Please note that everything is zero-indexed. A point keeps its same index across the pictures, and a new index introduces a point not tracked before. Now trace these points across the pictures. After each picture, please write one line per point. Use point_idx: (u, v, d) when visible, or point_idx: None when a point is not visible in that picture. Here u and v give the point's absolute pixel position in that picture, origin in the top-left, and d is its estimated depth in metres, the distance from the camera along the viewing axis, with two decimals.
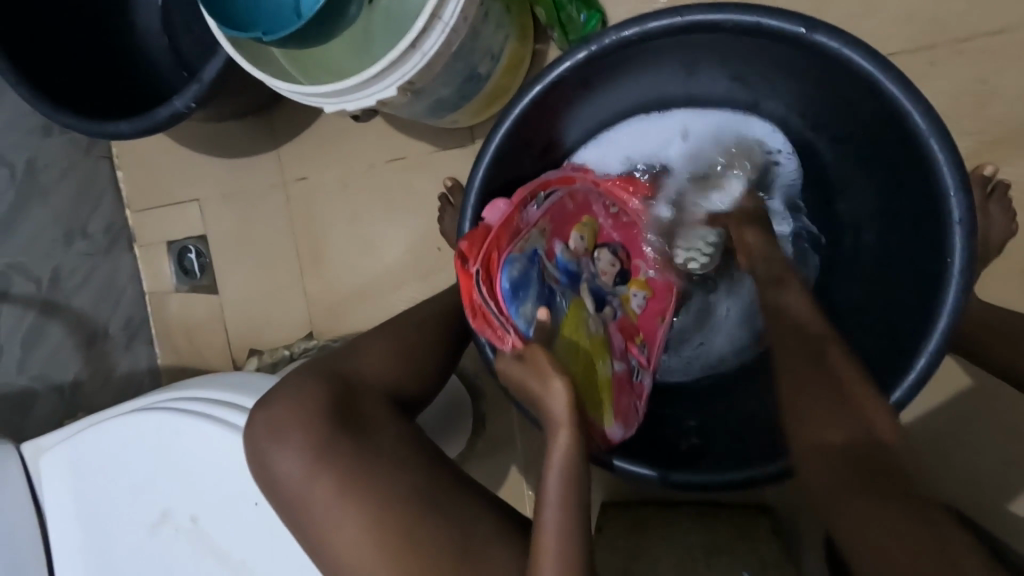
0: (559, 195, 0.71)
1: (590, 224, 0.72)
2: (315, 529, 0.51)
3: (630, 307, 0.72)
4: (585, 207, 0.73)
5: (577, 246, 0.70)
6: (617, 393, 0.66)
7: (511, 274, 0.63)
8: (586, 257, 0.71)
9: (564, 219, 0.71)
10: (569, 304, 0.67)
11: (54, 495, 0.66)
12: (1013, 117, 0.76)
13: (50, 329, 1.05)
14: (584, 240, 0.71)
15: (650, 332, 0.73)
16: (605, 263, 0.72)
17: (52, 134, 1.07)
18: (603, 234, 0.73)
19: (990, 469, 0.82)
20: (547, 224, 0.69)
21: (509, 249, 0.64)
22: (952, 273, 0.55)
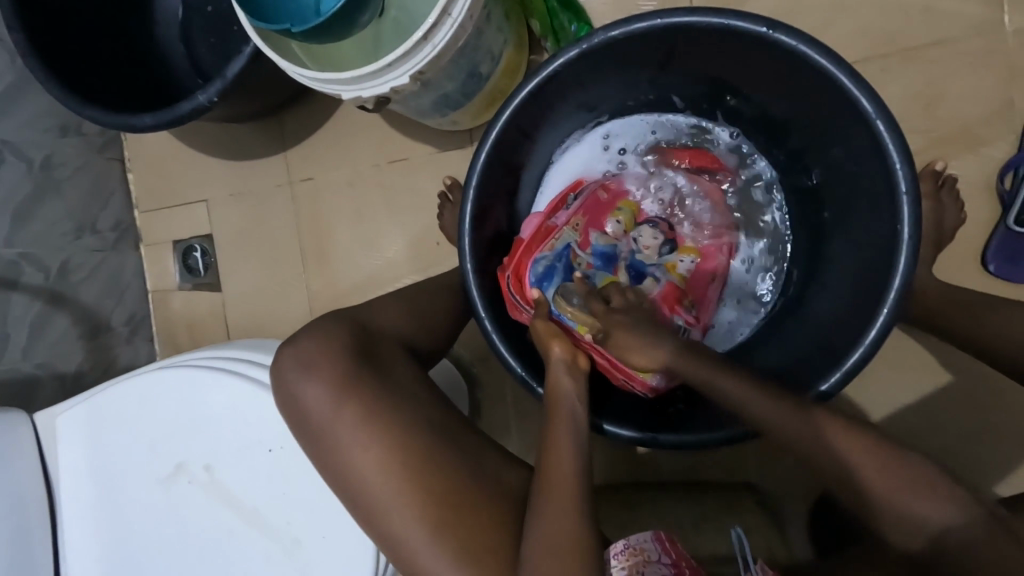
0: (590, 190, 0.82)
1: (626, 209, 0.83)
2: (334, 460, 0.55)
3: (679, 272, 0.80)
4: (619, 195, 0.84)
5: (614, 230, 0.81)
6: None
7: (537, 270, 0.75)
8: (626, 237, 0.81)
9: (598, 208, 0.81)
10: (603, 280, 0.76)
11: (69, 454, 0.70)
12: (957, 119, 0.86)
13: (56, 320, 1.07)
14: (621, 224, 0.81)
15: (700, 296, 0.80)
16: (647, 238, 0.81)
17: (68, 134, 1.12)
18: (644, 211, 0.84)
19: (956, 444, 0.88)
20: (581, 218, 0.80)
21: (539, 251, 0.77)
22: (904, 240, 0.63)
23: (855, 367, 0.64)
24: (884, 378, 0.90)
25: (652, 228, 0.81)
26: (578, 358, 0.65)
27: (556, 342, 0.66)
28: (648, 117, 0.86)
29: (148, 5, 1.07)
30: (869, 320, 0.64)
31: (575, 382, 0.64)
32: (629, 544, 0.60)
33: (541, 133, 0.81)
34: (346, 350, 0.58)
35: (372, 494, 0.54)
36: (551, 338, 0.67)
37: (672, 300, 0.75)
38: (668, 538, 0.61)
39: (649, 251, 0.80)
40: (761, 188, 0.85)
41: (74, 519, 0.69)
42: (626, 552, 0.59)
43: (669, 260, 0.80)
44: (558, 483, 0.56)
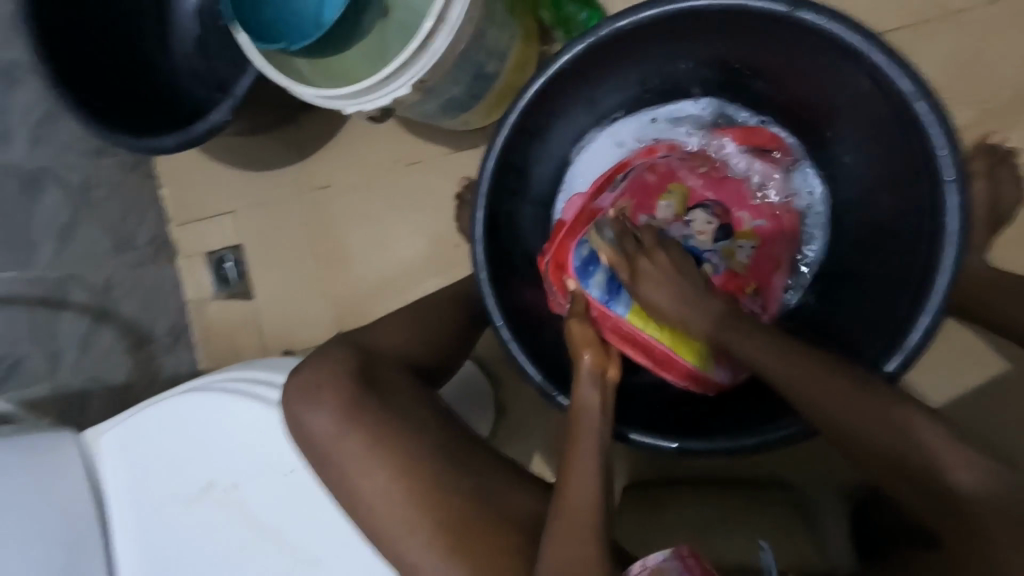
0: (638, 171, 0.76)
1: (676, 191, 0.76)
2: (346, 482, 0.56)
3: (737, 259, 0.73)
4: (669, 176, 0.76)
5: (665, 214, 0.74)
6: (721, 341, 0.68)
7: (581, 253, 0.70)
8: (677, 221, 0.74)
9: (646, 192, 0.75)
10: None
11: (111, 469, 0.73)
12: (1015, 86, 0.77)
13: (103, 334, 1.14)
14: (671, 207, 0.75)
15: (764, 281, 0.73)
16: (700, 223, 0.74)
17: (102, 156, 1.16)
18: (696, 194, 0.76)
19: (1019, 441, 0.81)
20: (627, 201, 0.74)
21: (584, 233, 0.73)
22: (949, 232, 0.57)
23: (909, 359, 0.58)
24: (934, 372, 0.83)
25: (706, 211, 0.75)
26: (607, 370, 0.62)
27: (587, 350, 0.63)
28: (653, 109, 0.79)
29: (165, 25, 1.09)
30: (911, 320, 0.59)
31: (603, 397, 0.61)
32: (647, 564, 0.61)
33: (552, 132, 0.77)
34: (350, 376, 0.59)
35: (381, 517, 0.55)
36: (582, 345, 0.64)
37: (735, 288, 0.71)
38: (690, 554, 0.61)
39: (703, 236, 0.73)
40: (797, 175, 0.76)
41: (118, 531, 0.73)
42: (643, 573, 0.60)
43: (725, 245, 0.73)
44: (574, 503, 0.55)
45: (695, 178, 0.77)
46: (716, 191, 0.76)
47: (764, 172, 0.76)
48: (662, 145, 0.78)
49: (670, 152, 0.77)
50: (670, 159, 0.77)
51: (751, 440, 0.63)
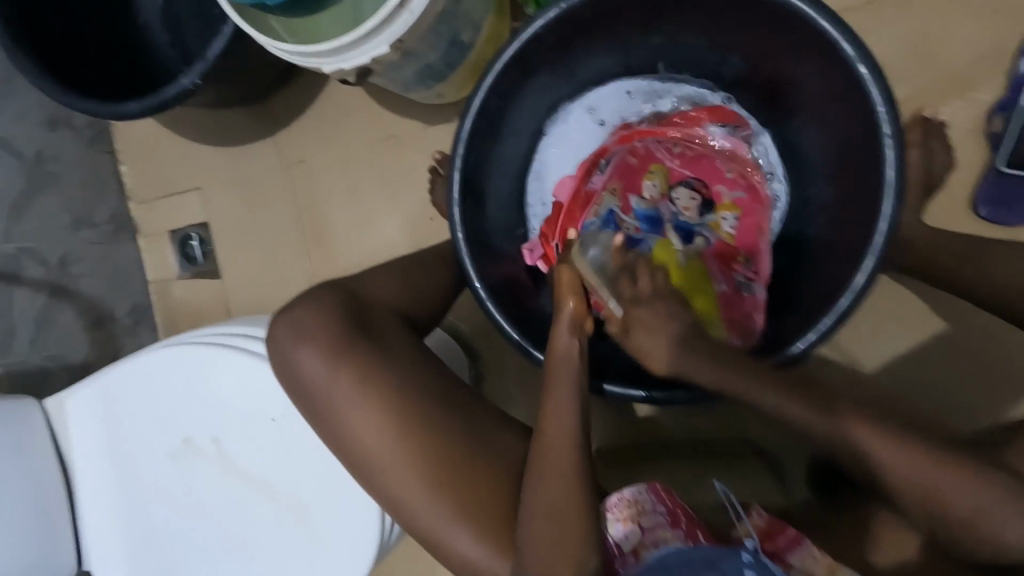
0: (619, 155, 0.83)
1: (659, 172, 0.82)
2: (334, 420, 0.58)
3: (723, 231, 0.79)
4: (649, 159, 0.82)
5: (651, 194, 0.80)
6: (725, 309, 0.74)
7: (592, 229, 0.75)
8: (664, 200, 0.80)
9: (631, 173, 0.82)
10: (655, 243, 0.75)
11: (80, 435, 0.71)
12: (944, 64, 0.85)
13: (60, 313, 1.09)
14: (656, 187, 0.81)
15: (751, 247, 0.79)
16: (685, 200, 0.80)
17: (58, 128, 1.11)
18: (677, 173, 0.82)
19: (954, 390, 0.88)
20: (617, 183, 0.81)
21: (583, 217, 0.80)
22: (889, 182, 0.62)
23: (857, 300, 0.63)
24: (881, 329, 0.90)
25: (688, 187, 0.81)
26: (586, 320, 0.62)
27: (571, 298, 0.62)
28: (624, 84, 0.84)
29: None
30: (858, 267, 0.64)
31: (576, 343, 0.61)
32: (624, 497, 0.64)
33: (528, 100, 0.80)
34: (338, 316, 0.60)
35: (368, 453, 0.57)
36: (566, 291, 0.63)
37: (727, 258, 0.78)
38: (664, 488, 0.65)
39: (688, 211, 0.80)
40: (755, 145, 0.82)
41: (89, 495, 0.72)
42: (621, 505, 0.63)
43: (711, 219, 0.80)
44: (559, 438, 0.57)
45: (672, 159, 0.82)
46: (694, 169, 0.82)
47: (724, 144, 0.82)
48: (636, 130, 0.83)
49: (647, 134, 0.83)
50: (648, 142, 0.83)
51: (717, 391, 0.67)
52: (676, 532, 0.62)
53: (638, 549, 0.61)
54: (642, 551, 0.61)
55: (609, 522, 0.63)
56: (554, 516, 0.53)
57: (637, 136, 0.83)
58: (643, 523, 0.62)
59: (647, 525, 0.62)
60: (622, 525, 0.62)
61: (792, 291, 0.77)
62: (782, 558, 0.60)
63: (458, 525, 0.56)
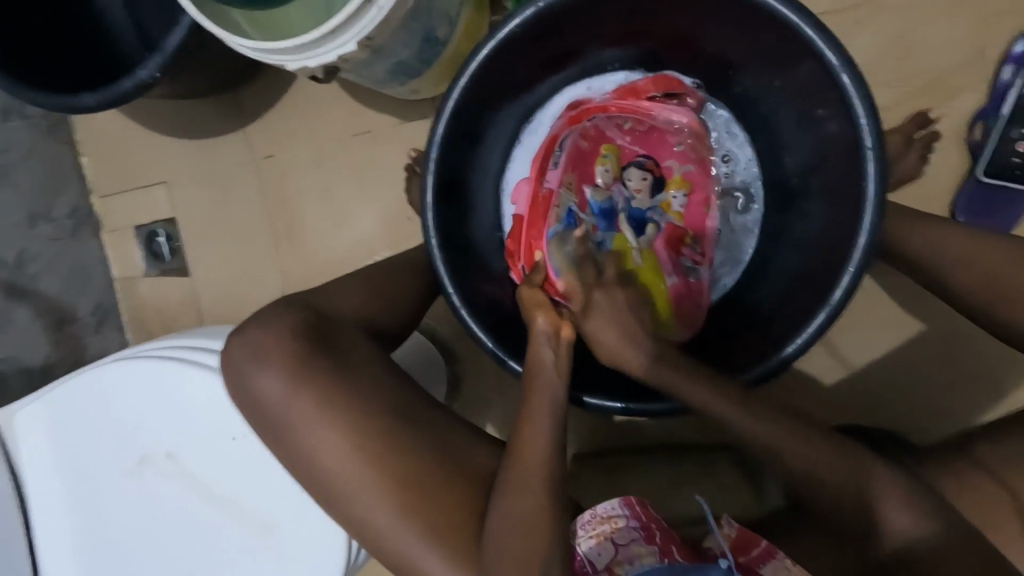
0: (573, 140, 0.79)
1: (611, 153, 0.81)
2: (291, 440, 0.56)
3: (672, 210, 0.80)
4: (601, 139, 0.81)
5: (605, 180, 0.80)
6: (676, 300, 0.76)
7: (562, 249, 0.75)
8: (617, 185, 0.80)
9: (583, 159, 0.80)
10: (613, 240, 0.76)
11: (32, 450, 0.68)
12: (925, 71, 0.85)
13: (16, 314, 1.02)
14: (609, 172, 0.80)
15: (698, 225, 0.80)
16: (636, 181, 0.80)
17: (11, 118, 1.04)
18: (627, 152, 0.81)
19: (928, 394, 0.89)
20: (572, 175, 0.79)
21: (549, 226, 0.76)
22: (868, 196, 0.61)
23: (834, 316, 0.63)
24: (859, 334, 0.90)
25: (640, 168, 0.81)
26: (561, 328, 0.61)
27: (539, 313, 0.62)
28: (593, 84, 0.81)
29: None
30: (836, 279, 0.64)
31: (554, 354, 0.60)
32: (597, 513, 0.63)
33: (506, 102, 0.77)
34: (295, 334, 0.58)
35: (332, 474, 0.55)
36: (535, 307, 0.62)
37: (675, 241, 0.78)
38: (639, 501, 0.64)
39: (641, 194, 0.81)
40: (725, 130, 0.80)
41: (44, 512, 0.69)
42: (593, 522, 0.62)
43: (661, 199, 0.80)
44: (538, 461, 0.55)
45: (622, 136, 0.82)
46: (644, 145, 0.81)
47: (677, 118, 0.79)
48: (586, 108, 0.79)
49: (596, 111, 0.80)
50: (598, 119, 0.80)
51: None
52: (651, 548, 0.60)
53: (612, 568, 0.60)
54: (616, 568, 0.60)
55: (581, 538, 0.62)
56: (529, 535, 0.51)
57: (587, 114, 0.79)
58: (617, 539, 0.61)
59: (620, 541, 0.61)
60: (594, 542, 0.61)
61: (768, 298, 0.76)
62: (754, 570, 0.58)
63: (427, 547, 0.53)
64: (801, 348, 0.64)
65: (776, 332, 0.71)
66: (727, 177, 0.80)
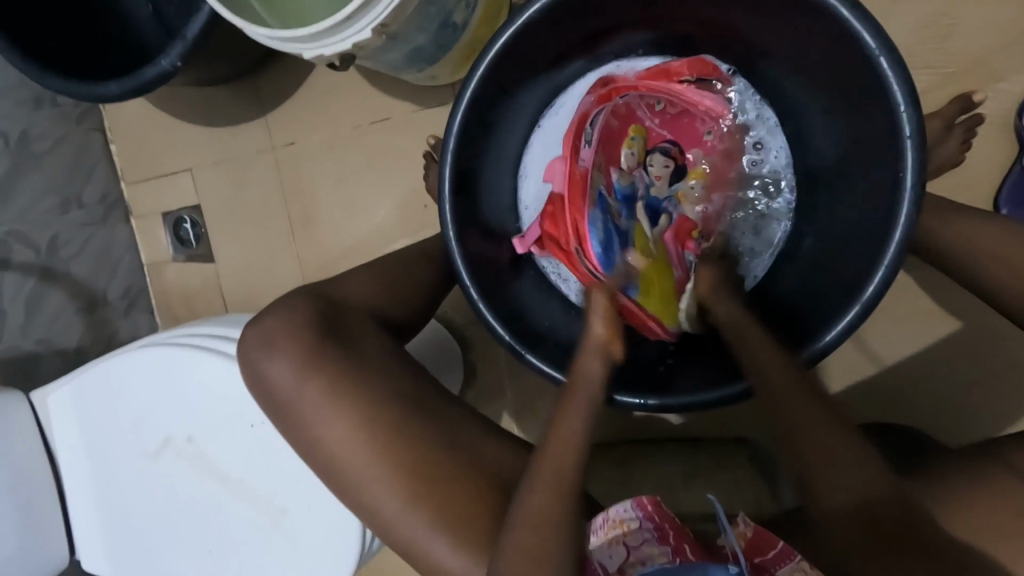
0: (603, 118, 0.74)
1: (638, 135, 0.77)
2: (305, 429, 0.57)
3: (687, 203, 0.78)
4: (630, 118, 0.77)
5: (629, 162, 0.77)
6: (681, 297, 0.75)
7: (598, 237, 0.72)
8: (639, 169, 0.77)
9: (612, 140, 0.76)
10: (634, 229, 0.75)
11: (65, 430, 0.72)
12: (971, 53, 0.80)
13: (51, 298, 1.06)
14: (635, 155, 0.77)
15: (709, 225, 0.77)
16: (658, 167, 0.78)
17: (43, 107, 1.07)
18: (654, 135, 0.79)
19: (961, 393, 0.86)
20: (601, 154, 0.74)
21: (587, 210, 0.72)
22: (905, 187, 0.58)
23: (865, 314, 0.60)
24: (888, 329, 0.87)
25: (664, 154, 0.78)
26: (613, 344, 0.61)
27: (602, 324, 0.62)
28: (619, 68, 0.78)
29: None
30: (867, 275, 0.61)
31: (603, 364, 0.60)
32: (610, 517, 0.63)
33: (525, 89, 0.76)
34: (309, 325, 0.59)
35: (341, 461, 0.56)
36: (598, 317, 0.62)
37: (683, 236, 0.76)
38: (651, 501, 0.63)
39: (659, 181, 0.78)
40: (755, 120, 0.77)
41: (76, 489, 0.72)
42: (606, 526, 0.62)
43: (678, 189, 0.78)
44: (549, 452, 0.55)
45: (652, 117, 0.78)
46: (672, 131, 0.79)
47: (710, 106, 0.75)
48: (617, 86, 0.74)
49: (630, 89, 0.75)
50: (630, 97, 0.76)
51: (706, 396, 0.64)
52: (664, 548, 0.60)
53: (624, 568, 0.59)
54: (629, 569, 0.59)
55: (595, 542, 0.62)
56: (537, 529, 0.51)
57: (617, 93, 0.74)
58: (629, 542, 0.61)
59: (633, 543, 0.61)
60: (607, 545, 0.61)
61: (794, 293, 0.73)
62: (771, 571, 0.57)
63: (437, 537, 0.54)
64: (830, 345, 0.62)
65: (802, 329, 0.68)
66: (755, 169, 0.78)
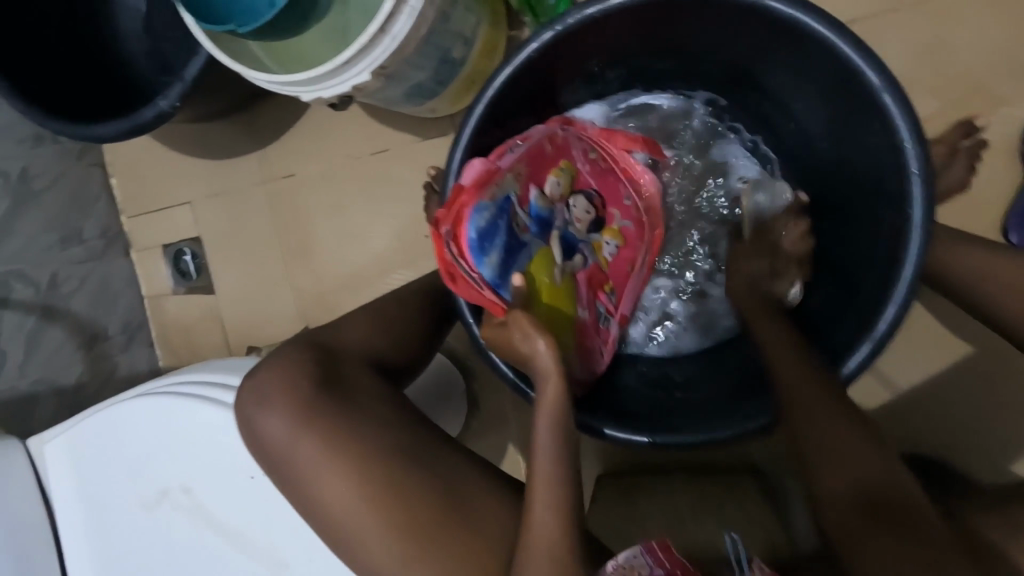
0: (539, 137, 0.70)
1: (567, 169, 0.72)
2: (306, 485, 0.56)
3: (602, 255, 0.72)
4: (563, 152, 0.72)
5: (552, 191, 0.71)
6: (581, 336, 0.69)
7: (478, 225, 0.63)
8: (561, 203, 0.71)
9: (541, 161, 0.71)
10: (535, 253, 0.67)
11: (61, 481, 0.70)
12: (972, 78, 0.79)
13: (51, 335, 1.05)
14: (560, 185, 0.71)
15: (618, 280, 0.74)
16: (580, 210, 0.72)
17: (43, 144, 1.07)
18: (581, 179, 0.73)
19: (977, 420, 0.84)
20: (524, 167, 0.69)
21: (480, 197, 0.64)
22: (913, 223, 0.57)
23: (875, 349, 0.59)
24: (898, 355, 0.85)
25: (587, 199, 0.72)
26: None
27: (544, 337, 0.59)
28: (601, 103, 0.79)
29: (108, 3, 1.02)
30: (877, 311, 0.60)
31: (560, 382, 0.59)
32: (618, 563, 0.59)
33: (522, 124, 0.75)
34: (306, 377, 0.59)
35: (339, 519, 0.55)
36: (538, 331, 0.59)
37: (597, 283, 0.72)
38: (661, 546, 0.59)
39: (579, 224, 0.72)
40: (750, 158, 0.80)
41: (73, 541, 0.70)
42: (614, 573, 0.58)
43: (594, 239, 0.72)
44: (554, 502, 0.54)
45: (583, 163, 0.74)
46: (599, 182, 0.74)
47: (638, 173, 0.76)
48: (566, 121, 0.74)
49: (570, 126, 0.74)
50: (569, 134, 0.73)
51: (714, 434, 0.63)
52: None
53: None
54: None
55: None
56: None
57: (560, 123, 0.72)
58: None
59: None
60: None
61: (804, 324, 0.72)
62: None
63: None
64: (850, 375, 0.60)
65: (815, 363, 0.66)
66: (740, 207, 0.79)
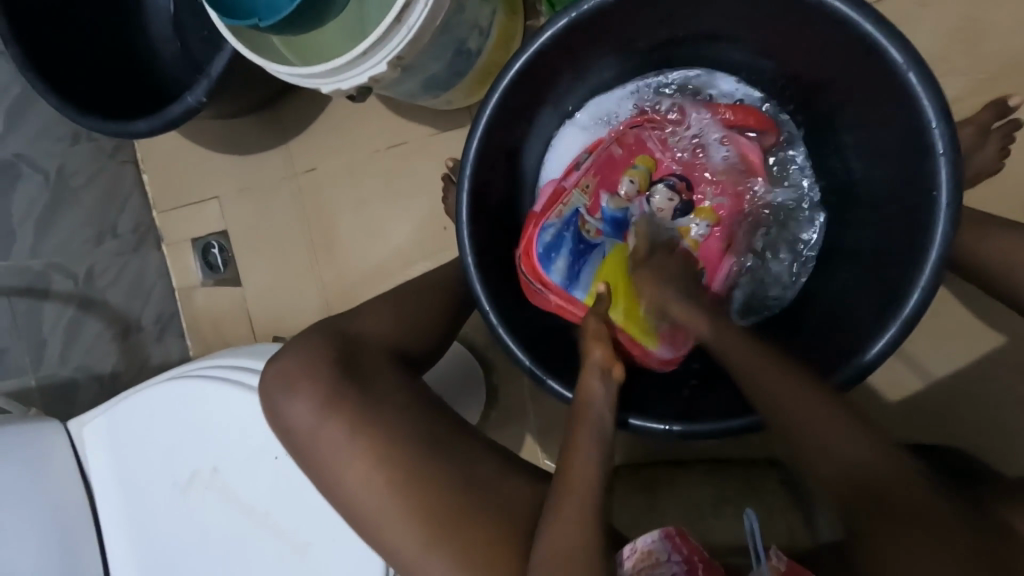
0: (606, 145, 0.77)
1: (643, 165, 0.77)
2: (328, 468, 0.58)
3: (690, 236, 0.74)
4: (639, 148, 0.78)
5: (627, 190, 0.76)
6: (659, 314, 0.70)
7: (544, 239, 0.74)
8: (639, 199, 0.76)
9: (612, 166, 0.77)
10: (609, 252, 0.74)
11: (100, 460, 0.74)
12: (1007, 55, 0.76)
13: (88, 325, 1.10)
14: (635, 184, 0.76)
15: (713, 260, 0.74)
16: (661, 200, 0.75)
17: (79, 142, 1.11)
18: (662, 167, 0.77)
19: (1009, 410, 0.81)
20: (591, 178, 0.76)
21: (547, 216, 0.75)
22: (940, 205, 0.55)
23: (904, 330, 0.57)
24: (927, 344, 0.83)
25: (668, 186, 0.76)
26: (614, 366, 0.62)
27: (598, 346, 0.62)
28: (626, 88, 0.78)
29: (138, 5, 1.05)
30: (902, 295, 0.58)
31: (606, 389, 0.61)
32: (636, 548, 0.59)
33: (540, 109, 0.75)
34: (330, 365, 0.61)
35: (357, 501, 0.56)
36: (591, 339, 0.63)
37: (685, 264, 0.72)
38: (679, 532, 0.60)
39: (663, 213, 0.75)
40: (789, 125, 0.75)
41: (110, 517, 0.74)
42: (633, 558, 0.58)
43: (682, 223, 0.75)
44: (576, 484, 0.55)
45: (664, 152, 0.78)
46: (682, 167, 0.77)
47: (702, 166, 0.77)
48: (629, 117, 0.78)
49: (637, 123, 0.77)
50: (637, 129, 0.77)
51: (738, 422, 0.61)
52: None
53: None
54: None
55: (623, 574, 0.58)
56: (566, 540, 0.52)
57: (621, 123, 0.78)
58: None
59: None
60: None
61: (836, 301, 0.69)
62: None
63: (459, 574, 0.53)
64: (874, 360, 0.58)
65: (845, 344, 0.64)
66: (790, 193, 0.75)
